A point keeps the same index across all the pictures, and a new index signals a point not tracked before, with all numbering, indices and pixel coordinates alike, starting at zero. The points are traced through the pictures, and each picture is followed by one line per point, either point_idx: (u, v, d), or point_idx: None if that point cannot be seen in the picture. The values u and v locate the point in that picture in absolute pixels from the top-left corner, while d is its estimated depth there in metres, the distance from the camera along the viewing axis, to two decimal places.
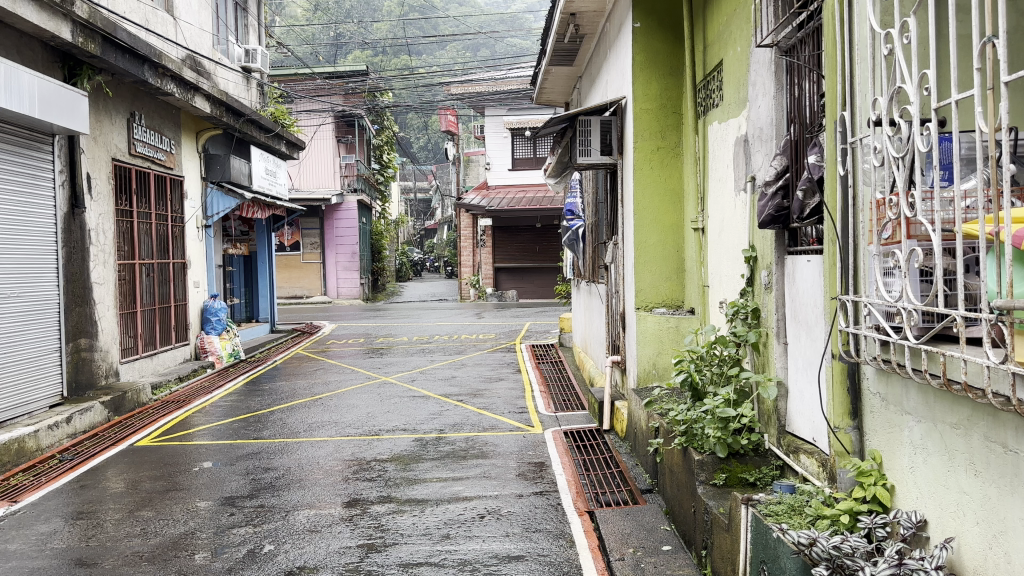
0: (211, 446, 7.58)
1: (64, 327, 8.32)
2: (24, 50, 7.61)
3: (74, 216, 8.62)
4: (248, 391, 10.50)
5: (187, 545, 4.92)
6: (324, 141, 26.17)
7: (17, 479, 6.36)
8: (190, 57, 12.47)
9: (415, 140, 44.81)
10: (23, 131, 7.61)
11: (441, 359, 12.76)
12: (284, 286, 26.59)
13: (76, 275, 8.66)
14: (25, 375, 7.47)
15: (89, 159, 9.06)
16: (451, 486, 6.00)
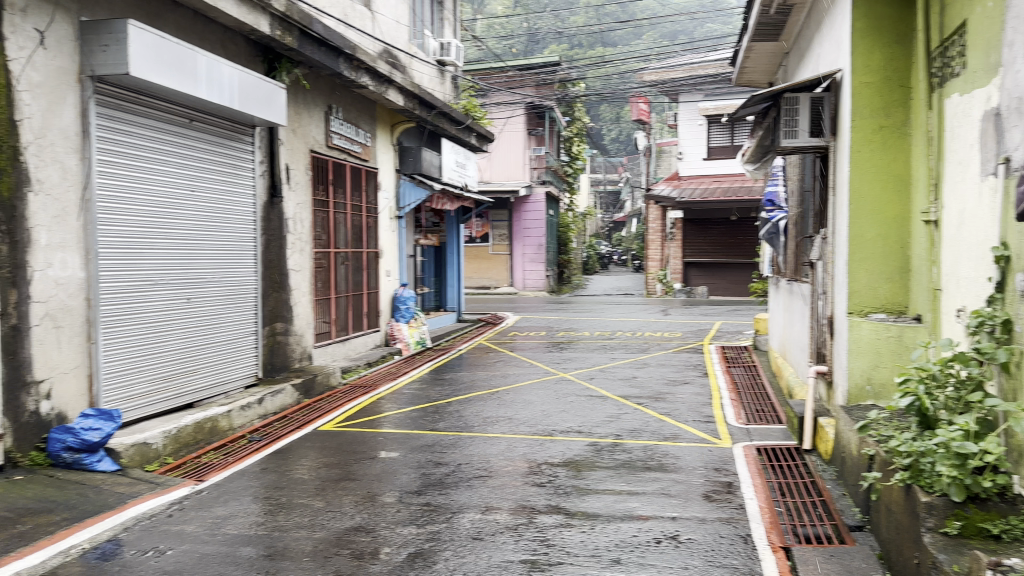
0: (390, 435, 7.56)
1: (261, 312, 8.68)
2: (228, 45, 8.00)
3: (273, 205, 8.99)
4: (431, 380, 10.57)
5: (351, 542, 4.68)
6: (515, 133, 26.30)
7: (208, 457, 6.49)
8: (387, 51, 12.78)
9: (605, 131, 44.46)
10: (226, 123, 7.96)
11: (624, 357, 12.23)
12: (473, 276, 27.43)
13: (274, 263, 9.05)
14: (222, 356, 7.84)
15: (287, 152, 9.41)
16: (625, 502, 5.48)
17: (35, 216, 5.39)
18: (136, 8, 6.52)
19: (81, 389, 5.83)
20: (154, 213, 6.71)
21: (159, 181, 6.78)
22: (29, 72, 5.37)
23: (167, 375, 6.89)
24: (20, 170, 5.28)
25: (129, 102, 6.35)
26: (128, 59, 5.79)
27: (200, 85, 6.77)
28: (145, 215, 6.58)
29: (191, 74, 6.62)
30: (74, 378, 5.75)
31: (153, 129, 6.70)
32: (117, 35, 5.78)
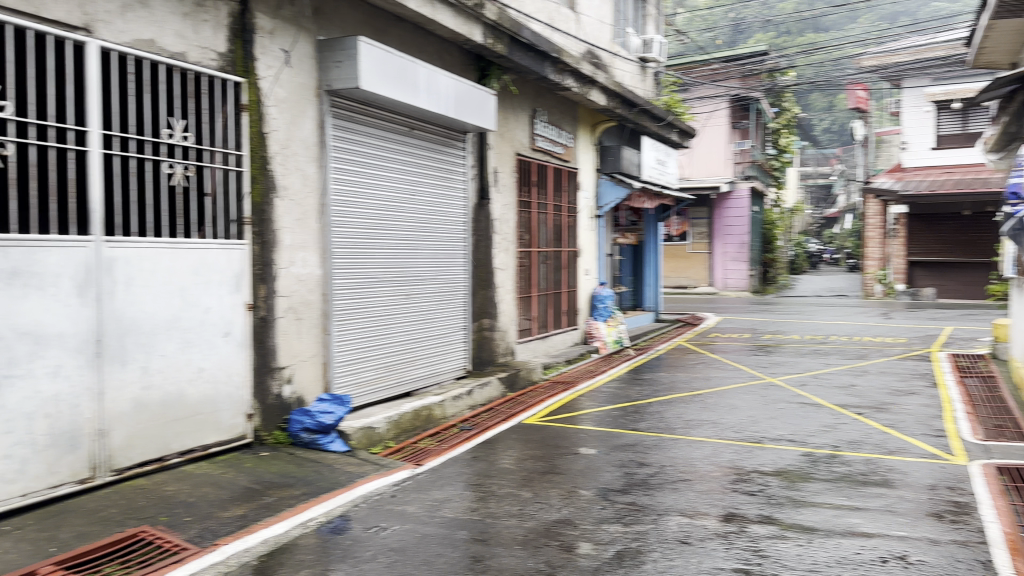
0: (592, 432, 7.61)
1: (470, 309, 9.09)
2: (444, 55, 8.44)
3: (482, 206, 9.37)
4: (631, 379, 10.52)
5: (560, 535, 4.76)
6: (717, 127, 25.33)
7: (424, 443, 6.85)
8: (590, 52, 12.87)
9: (814, 122, 41.96)
10: (442, 129, 8.40)
11: (838, 363, 11.46)
12: (671, 276, 27.07)
13: (482, 262, 9.43)
14: (436, 349, 8.29)
15: (496, 155, 9.76)
16: (845, 517, 5.13)
17: (281, 219, 5.98)
18: (364, 25, 7.05)
19: (317, 375, 6.41)
20: (379, 215, 7.22)
21: (384, 185, 7.29)
22: (276, 89, 5.97)
23: (389, 366, 7.40)
24: (270, 178, 5.89)
25: (359, 113, 6.89)
26: (359, 74, 6.27)
27: (419, 94, 7.20)
28: (371, 217, 7.10)
29: (412, 84, 7.05)
30: (311, 365, 6.34)
31: (379, 136, 7.22)
32: (349, 51, 6.29)
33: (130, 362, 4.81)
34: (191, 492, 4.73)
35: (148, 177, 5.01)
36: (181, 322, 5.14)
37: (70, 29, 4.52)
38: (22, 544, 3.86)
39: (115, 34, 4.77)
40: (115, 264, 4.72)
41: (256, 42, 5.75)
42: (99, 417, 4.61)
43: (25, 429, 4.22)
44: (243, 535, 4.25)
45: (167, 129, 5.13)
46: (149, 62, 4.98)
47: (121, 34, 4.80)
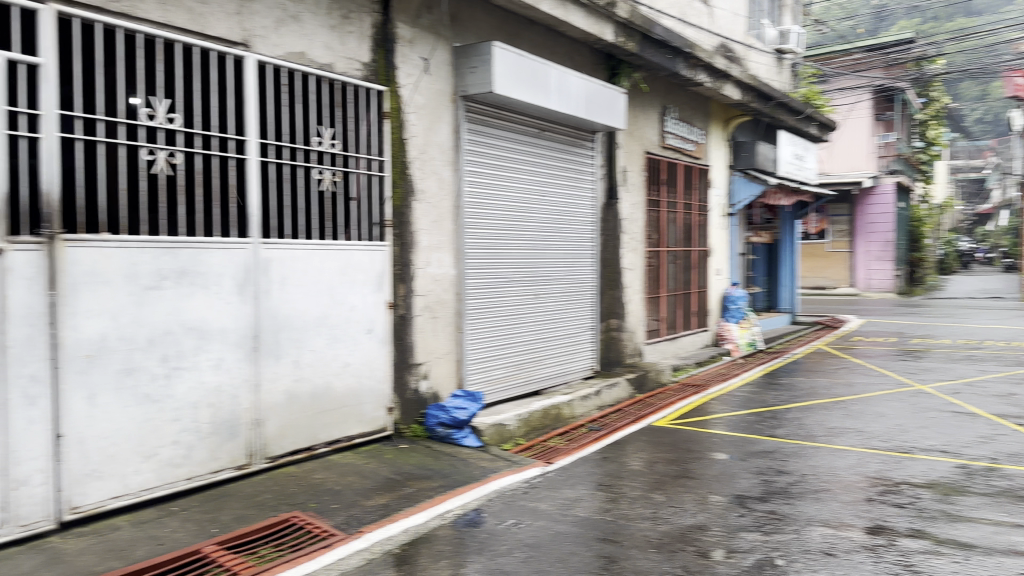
0: (725, 437, 7.41)
1: (597, 309, 9.08)
2: (575, 56, 8.46)
3: (610, 206, 9.33)
4: (765, 384, 10.16)
5: (695, 540, 4.67)
6: (860, 119, 24.13)
7: (554, 441, 6.87)
8: (723, 45, 12.53)
9: (969, 110, 39.01)
10: (572, 130, 8.42)
11: (997, 370, 10.61)
12: (808, 276, 25.94)
13: (611, 262, 9.38)
14: (564, 349, 8.34)
15: (625, 154, 9.69)
16: (1010, 535, 4.75)
17: (419, 221, 6.19)
18: (497, 29, 7.18)
19: (450, 372, 6.60)
20: (510, 216, 7.34)
21: (516, 186, 7.40)
22: (415, 96, 6.19)
23: (519, 364, 7.51)
24: (409, 182, 6.11)
25: (492, 116, 7.03)
26: (493, 79, 6.40)
27: (551, 96, 7.25)
28: (502, 218, 7.23)
29: (544, 87, 7.12)
30: (445, 363, 6.53)
31: (511, 139, 7.34)
32: (484, 56, 6.43)
33: (282, 357, 5.13)
34: (337, 481, 4.99)
35: (298, 183, 5.31)
36: (328, 320, 5.43)
37: (231, 44, 4.84)
38: (189, 524, 4.20)
39: (270, 48, 5.07)
40: (270, 265, 5.04)
41: (397, 51, 6.00)
42: (256, 407, 4.96)
43: (191, 417, 4.59)
44: (386, 523, 4.45)
45: (316, 137, 5.43)
46: (300, 73, 5.28)
47: (275, 48, 5.10)
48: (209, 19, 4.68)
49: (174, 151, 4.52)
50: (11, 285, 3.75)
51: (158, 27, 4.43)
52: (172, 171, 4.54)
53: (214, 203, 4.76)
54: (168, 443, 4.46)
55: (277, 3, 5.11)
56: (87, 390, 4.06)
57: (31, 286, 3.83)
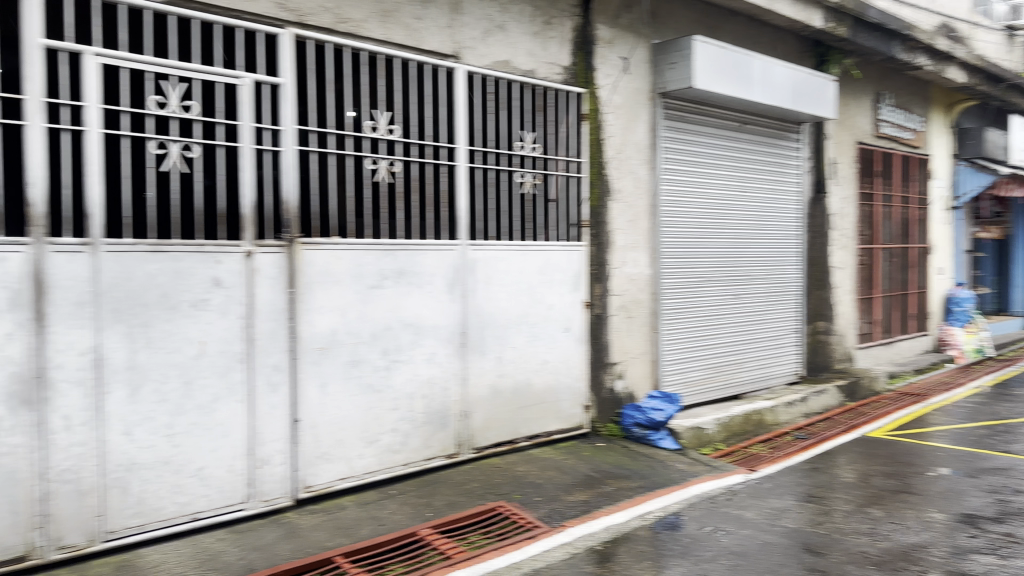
0: (951, 451, 6.75)
1: (802, 310, 8.62)
2: (779, 45, 8.09)
3: (817, 201, 8.81)
4: (998, 395, 9.14)
5: (919, 560, 4.29)
6: None
7: (757, 449, 6.53)
8: (946, 24, 11.44)
9: None
10: (776, 122, 8.05)
11: None
12: None
13: (817, 260, 8.86)
14: (766, 351, 7.99)
15: (835, 145, 9.12)
16: None
17: (616, 220, 6.21)
18: (698, 24, 7.03)
19: (647, 372, 6.55)
20: (710, 214, 7.14)
21: (715, 183, 7.19)
22: (614, 96, 6.20)
23: (719, 366, 7.30)
24: (606, 182, 6.14)
25: (691, 112, 6.89)
26: (694, 74, 6.25)
27: (755, 88, 6.96)
28: (701, 215, 7.04)
29: (747, 79, 6.85)
30: (642, 362, 6.49)
31: (711, 134, 7.14)
32: (684, 51, 6.30)
33: (488, 353, 5.34)
34: (539, 474, 5.11)
35: (504, 186, 5.50)
36: (529, 318, 5.58)
37: (442, 57, 5.10)
38: (405, 508, 4.49)
39: (478, 58, 5.29)
40: (477, 265, 5.26)
41: (596, 53, 6.05)
42: (464, 400, 5.20)
43: (408, 406, 4.90)
44: (587, 520, 4.49)
45: (519, 142, 5.58)
46: (507, 81, 5.46)
47: (482, 58, 5.31)
48: (423, 34, 4.96)
49: (395, 160, 4.83)
50: (258, 284, 4.24)
51: (380, 45, 4.75)
52: (392, 179, 4.86)
53: (428, 207, 5.03)
54: (386, 431, 4.80)
55: (485, 14, 5.32)
56: (319, 379, 4.49)
57: (273, 285, 4.31)
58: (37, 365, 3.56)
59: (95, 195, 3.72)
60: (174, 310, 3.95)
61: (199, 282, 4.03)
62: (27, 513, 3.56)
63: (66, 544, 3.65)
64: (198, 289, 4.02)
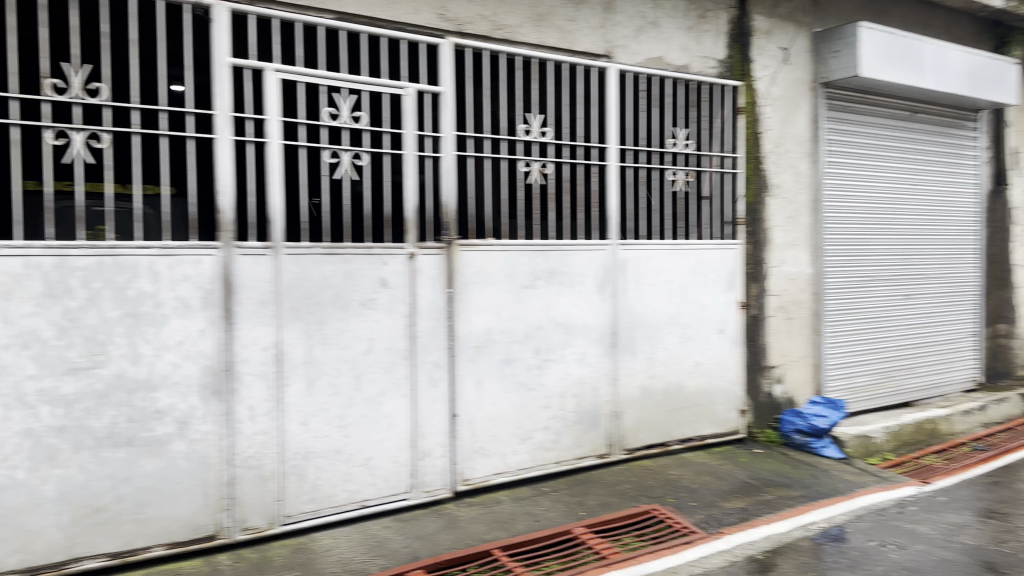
0: None
1: (981, 312, 7.97)
2: (952, 28, 7.54)
3: (996, 194, 8.14)
4: None
5: None
6: None
7: (929, 460, 6.11)
8: None
9: None
10: (949, 109, 7.50)
11: None
12: None
13: (997, 258, 8.18)
14: (939, 356, 7.46)
15: (1018, 133, 8.38)
16: None
17: (773, 218, 5.99)
18: (862, 11, 6.69)
19: (806, 376, 6.29)
20: (876, 209, 6.75)
21: (883, 177, 6.80)
22: (772, 89, 5.99)
23: (886, 371, 6.89)
24: (763, 177, 5.93)
25: (855, 103, 6.55)
26: (859, 62, 5.93)
27: (927, 75, 6.51)
28: (867, 211, 6.67)
29: (918, 65, 6.42)
30: (801, 366, 6.23)
31: (877, 126, 6.75)
32: (848, 39, 5.99)
33: (639, 353, 5.30)
34: (693, 479, 5.03)
35: (656, 184, 5.44)
36: (682, 319, 5.49)
37: (594, 57, 5.10)
38: (559, 506, 4.54)
39: (631, 56, 5.27)
40: (628, 265, 5.23)
41: (753, 45, 5.87)
42: (615, 400, 5.19)
43: (559, 405, 4.95)
44: (746, 528, 4.37)
45: (671, 139, 5.51)
46: (658, 78, 5.41)
47: (634, 56, 5.28)
48: (576, 35, 4.98)
49: (547, 161, 4.89)
50: (420, 284, 4.43)
51: (534, 49, 4.83)
52: (545, 180, 4.92)
53: (579, 208, 5.06)
54: (539, 428, 4.87)
55: (638, 12, 5.29)
56: (475, 377, 4.62)
57: (433, 285, 4.48)
58: (226, 359, 3.90)
59: (275, 202, 4.00)
60: (345, 309, 4.21)
61: (367, 282, 4.27)
62: (217, 495, 3.90)
63: (250, 525, 3.97)
64: (367, 289, 4.27)
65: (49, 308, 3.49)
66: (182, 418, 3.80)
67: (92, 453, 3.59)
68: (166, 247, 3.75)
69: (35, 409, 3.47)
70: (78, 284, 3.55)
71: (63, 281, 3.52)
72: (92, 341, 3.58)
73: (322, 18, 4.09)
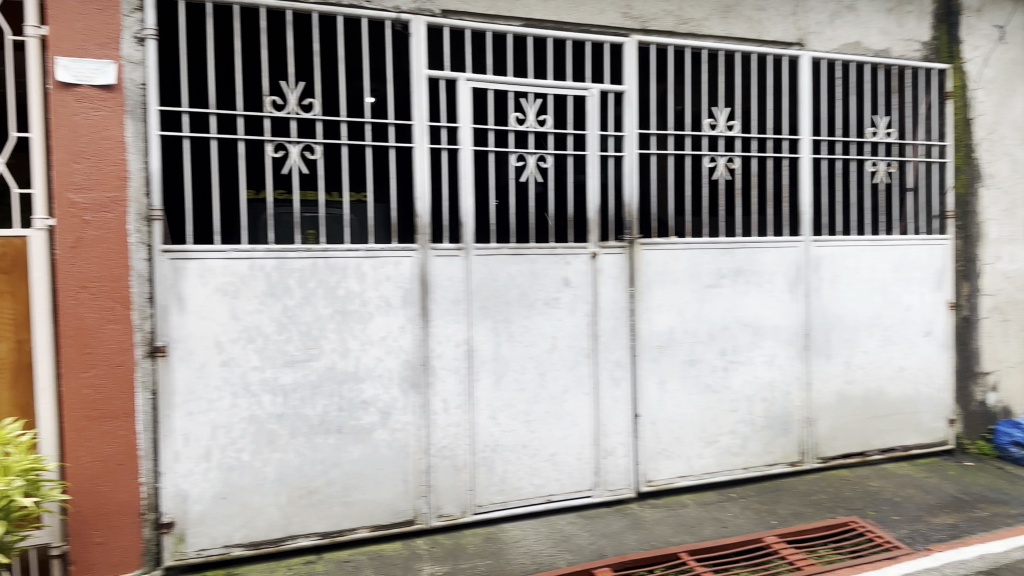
0: None
1: None
2: None
3: None
4: None
5: None
6: None
7: None
8: None
9: None
10: None
11: None
12: None
13: None
14: None
15: None
16: None
17: (988, 210, 5.48)
18: None
19: None
20: None
21: None
22: (986, 70, 5.48)
23: None
24: (975, 167, 5.45)
25: None
26: None
27: None
28: None
29: None
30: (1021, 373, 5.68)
31: None
32: None
33: (834, 357, 5.04)
34: (896, 492, 4.71)
35: (852, 177, 5.14)
36: (882, 321, 5.16)
37: (786, 46, 4.90)
38: (748, 512, 4.41)
39: (824, 43, 5.00)
40: (823, 263, 4.99)
41: (963, 24, 5.40)
42: (808, 406, 4.97)
43: (747, 409, 4.81)
44: (957, 546, 4.02)
45: (871, 127, 5.18)
46: (855, 64, 5.11)
47: (830, 42, 5.01)
48: (766, 25, 4.81)
49: (733, 156, 4.74)
50: (602, 284, 4.45)
51: (721, 41, 4.71)
52: (732, 176, 4.77)
53: (768, 204, 4.89)
54: (725, 432, 4.75)
55: None
56: (658, 378, 4.58)
57: (616, 284, 4.48)
58: (423, 354, 4.15)
59: (467, 205, 4.18)
60: (531, 307, 4.33)
61: (551, 282, 4.36)
62: (415, 482, 4.15)
63: (445, 513, 4.20)
64: (550, 288, 4.36)
65: (271, 306, 3.90)
66: (384, 408, 4.10)
67: (307, 438, 3.97)
68: (370, 250, 4.05)
69: (259, 397, 3.89)
70: (295, 284, 3.93)
71: (283, 281, 3.91)
72: (307, 336, 3.96)
73: (511, 26, 4.24)
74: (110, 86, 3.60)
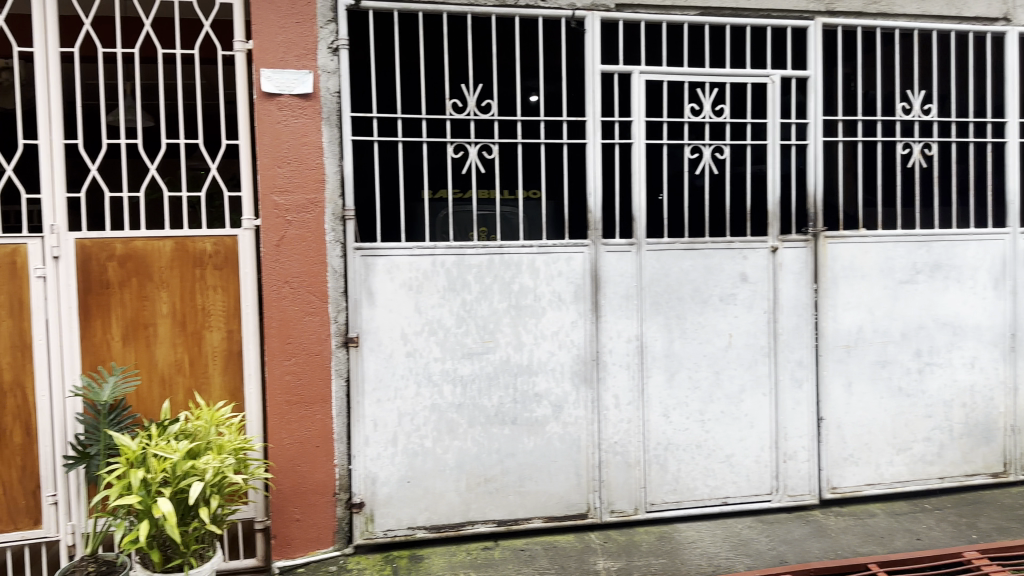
0: None
1: None
2: None
3: None
4: None
5: None
6: None
7: None
8: None
9: None
10: None
11: None
12: None
13: None
14: None
15: None
16: None
17: None
18: None
19: None
20: None
21: None
22: None
23: None
24: None
25: None
26: None
27: None
28: None
29: None
30: None
31: None
32: None
33: None
34: None
35: None
36: None
37: (990, 21, 4.52)
38: (944, 525, 4.12)
39: None
40: None
41: None
42: (1014, 413, 4.57)
43: (944, 415, 4.49)
44: None
45: None
46: None
47: None
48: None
49: (930, 142, 4.45)
50: (783, 279, 4.29)
51: (915, 20, 4.41)
52: (928, 163, 4.49)
53: (969, 193, 4.54)
54: (919, 439, 4.46)
55: None
56: (844, 379, 4.36)
57: (799, 280, 4.31)
58: (594, 349, 4.16)
59: (640, 200, 4.16)
60: (705, 304, 4.24)
61: (728, 277, 4.26)
62: (588, 476, 4.17)
63: (617, 508, 4.18)
64: (727, 284, 4.26)
65: (451, 300, 4.04)
66: (557, 402, 4.14)
67: (484, 428, 4.08)
68: (544, 246, 4.10)
69: (440, 387, 4.04)
70: (473, 279, 4.06)
71: (462, 276, 4.05)
72: (484, 330, 4.08)
73: (687, 15, 4.16)
74: (308, 95, 3.84)
